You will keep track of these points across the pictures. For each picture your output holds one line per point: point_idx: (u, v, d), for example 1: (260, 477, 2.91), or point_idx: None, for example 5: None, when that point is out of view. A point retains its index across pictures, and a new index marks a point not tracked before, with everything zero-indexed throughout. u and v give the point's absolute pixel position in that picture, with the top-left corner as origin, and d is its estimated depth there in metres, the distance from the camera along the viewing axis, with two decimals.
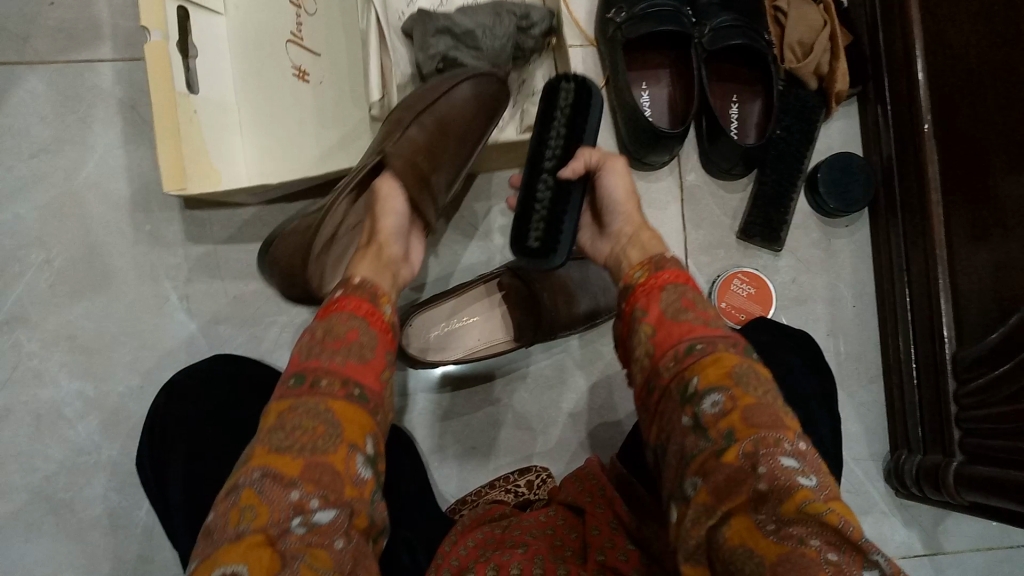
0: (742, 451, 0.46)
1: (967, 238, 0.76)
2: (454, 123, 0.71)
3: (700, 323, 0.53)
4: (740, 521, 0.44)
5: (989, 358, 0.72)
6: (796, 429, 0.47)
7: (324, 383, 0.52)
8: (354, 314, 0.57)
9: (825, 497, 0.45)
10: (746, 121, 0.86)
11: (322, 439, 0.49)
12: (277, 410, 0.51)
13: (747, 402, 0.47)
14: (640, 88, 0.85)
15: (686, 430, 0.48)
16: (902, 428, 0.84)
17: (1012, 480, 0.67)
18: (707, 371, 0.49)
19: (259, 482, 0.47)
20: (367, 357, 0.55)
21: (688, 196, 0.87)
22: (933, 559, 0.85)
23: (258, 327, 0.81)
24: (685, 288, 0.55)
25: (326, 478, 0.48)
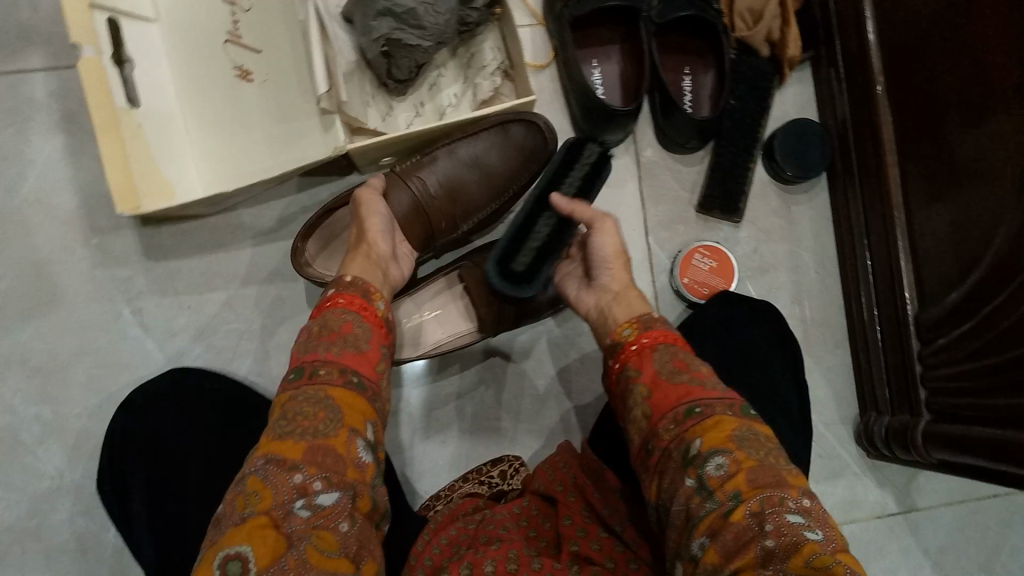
0: (749, 510, 0.46)
1: (925, 196, 0.75)
2: (487, 163, 0.79)
3: (696, 383, 0.54)
4: None
5: (953, 317, 0.72)
6: (800, 487, 0.48)
7: (323, 371, 0.52)
8: (347, 308, 0.57)
9: (833, 550, 0.45)
10: (699, 95, 0.85)
11: (324, 423, 0.50)
12: (280, 399, 0.52)
13: (750, 463, 0.48)
14: (590, 67, 0.83)
15: (690, 492, 0.49)
16: (870, 391, 0.85)
17: (978, 437, 0.68)
18: (708, 433, 0.50)
19: (263, 468, 0.47)
20: (362, 348, 0.55)
21: (646, 173, 0.87)
22: (907, 516, 0.87)
23: (217, 337, 0.79)
24: (676, 348, 0.57)
25: (329, 460, 0.48)
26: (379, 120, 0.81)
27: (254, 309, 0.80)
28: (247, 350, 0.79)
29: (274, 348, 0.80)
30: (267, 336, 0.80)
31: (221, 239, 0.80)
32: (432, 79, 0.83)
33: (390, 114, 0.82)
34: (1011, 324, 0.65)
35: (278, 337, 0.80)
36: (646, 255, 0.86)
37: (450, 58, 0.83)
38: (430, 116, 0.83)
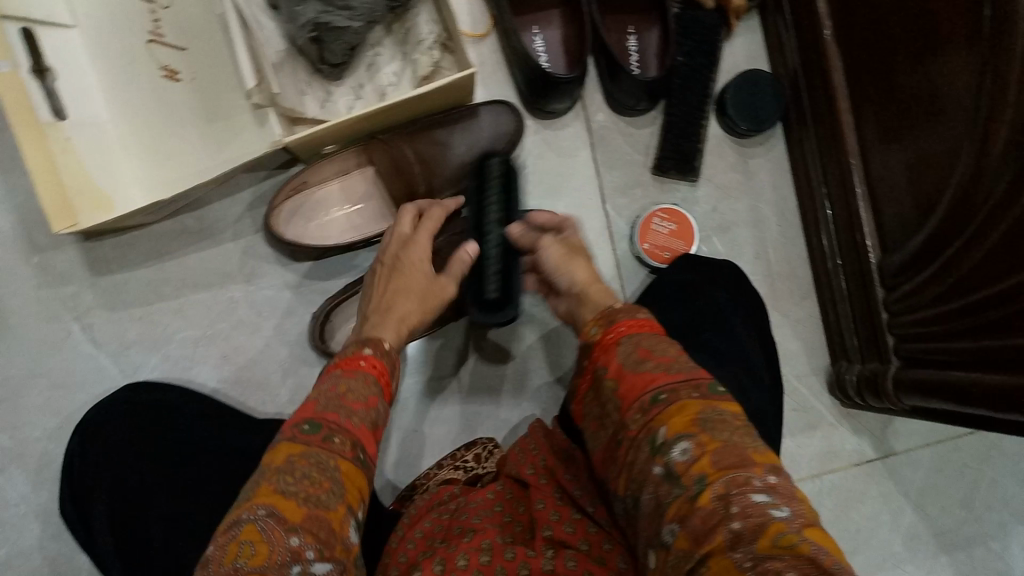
0: (714, 493, 0.46)
1: (883, 137, 0.73)
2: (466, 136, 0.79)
3: (661, 369, 0.54)
4: (718, 561, 0.43)
5: (916, 263, 0.71)
6: (766, 464, 0.48)
7: (338, 439, 0.51)
8: (367, 374, 0.57)
9: (799, 528, 0.44)
10: (646, 53, 0.82)
11: (327, 492, 0.48)
12: (286, 450, 0.50)
13: (714, 445, 0.48)
14: (531, 33, 0.81)
15: (659, 479, 0.49)
16: (839, 341, 0.84)
17: (952, 381, 0.67)
18: (673, 420, 0.51)
19: (263, 521, 0.45)
20: (376, 426, 0.56)
21: (598, 139, 0.85)
22: (885, 461, 0.87)
23: (171, 347, 0.78)
24: (639, 338, 0.57)
25: (325, 532, 0.46)
26: (318, 107, 0.78)
27: (208, 315, 0.78)
28: (204, 357, 0.78)
29: (231, 353, 0.78)
30: (223, 341, 0.78)
31: (168, 245, 0.78)
32: (368, 59, 0.80)
33: (330, 99, 0.79)
34: (969, 268, 0.65)
35: (234, 340, 0.78)
36: (604, 223, 0.85)
37: (385, 35, 0.80)
38: (371, 96, 0.80)
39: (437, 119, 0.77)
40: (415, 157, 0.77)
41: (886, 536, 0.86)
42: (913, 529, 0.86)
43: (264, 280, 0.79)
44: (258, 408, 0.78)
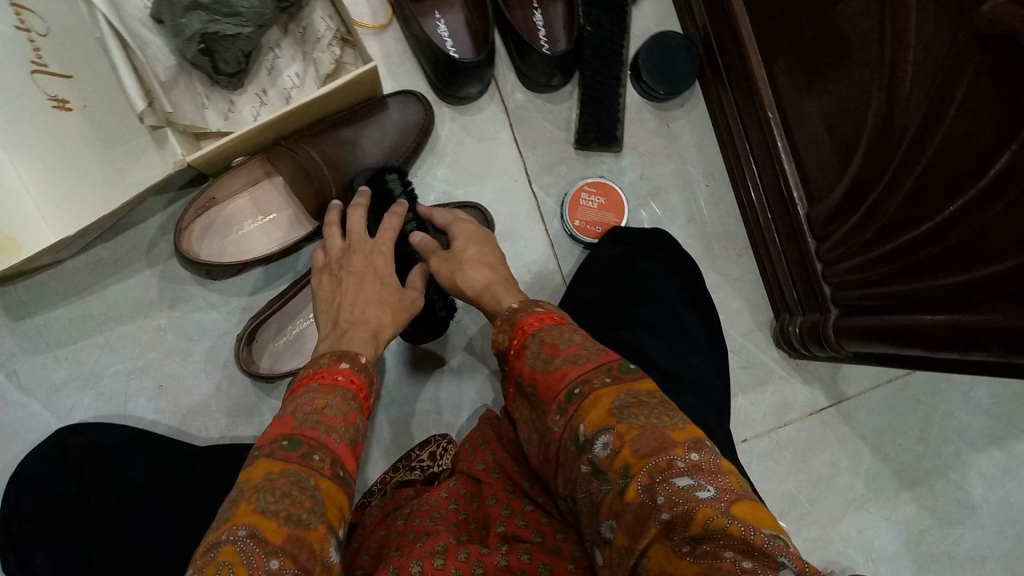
0: (640, 485, 0.45)
1: (799, 88, 0.72)
2: (373, 133, 0.77)
3: (570, 362, 0.53)
4: (657, 550, 0.44)
5: (840, 212, 0.71)
6: (687, 441, 0.47)
7: (318, 456, 0.48)
8: (342, 386, 0.55)
9: (726, 506, 0.43)
10: (552, 27, 0.80)
11: (309, 511, 0.45)
12: (263, 468, 0.47)
13: (633, 434, 0.47)
14: (433, 19, 0.79)
15: (588, 477, 0.48)
16: (778, 294, 0.84)
17: (892, 326, 0.66)
18: (590, 415, 0.49)
19: (243, 542, 0.42)
20: (357, 442, 0.52)
21: (516, 119, 0.83)
22: (839, 407, 0.87)
23: (102, 384, 0.75)
24: (543, 333, 0.56)
25: (305, 554, 0.43)
26: (222, 119, 0.76)
27: (136, 347, 0.76)
28: (138, 390, 0.76)
29: (166, 381, 0.76)
30: (156, 370, 0.76)
31: (87, 279, 0.76)
32: (269, 62, 0.77)
33: (234, 110, 0.77)
34: (892, 212, 0.65)
35: (168, 368, 0.77)
36: (533, 203, 0.83)
37: (282, 36, 0.77)
38: (277, 101, 0.78)
39: (342, 119, 0.76)
40: (320, 158, 0.73)
41: (847, 482, 0.87)
42: (872, 471, 0.87)
43: (189, 304, 0.77)
44: (198, 434, 0.76)
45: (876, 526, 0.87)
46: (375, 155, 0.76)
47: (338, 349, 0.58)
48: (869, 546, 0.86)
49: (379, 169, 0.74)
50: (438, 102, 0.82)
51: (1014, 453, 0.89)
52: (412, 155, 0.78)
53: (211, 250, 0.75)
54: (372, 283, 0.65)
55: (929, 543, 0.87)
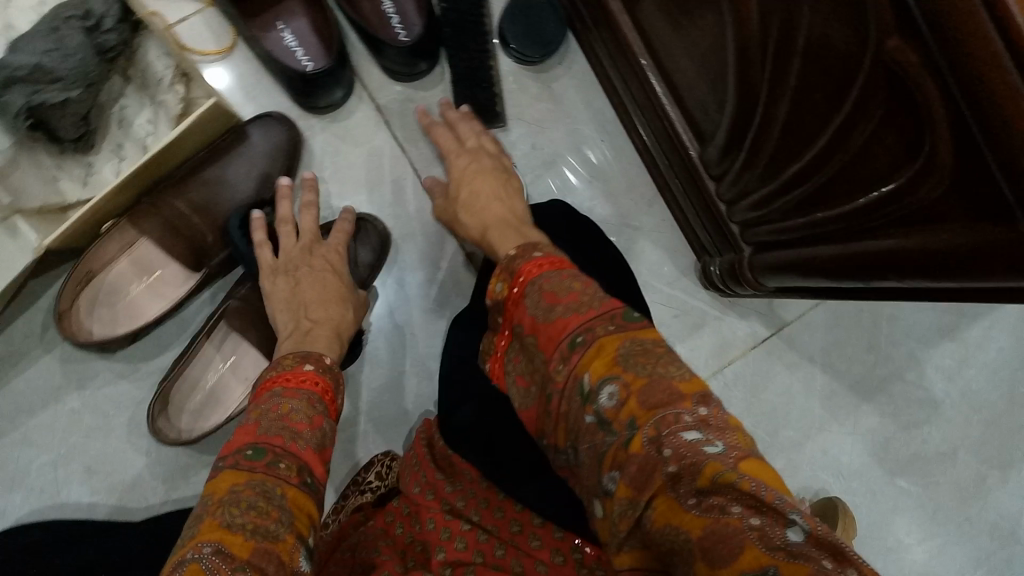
0: (646, 438, 0.40)
1: (665, 27, 0.68)
2: (239, 168, 0.74)
3: (572, 311, 0.48)
4: (662, 501, 0.39)
5: (729, 149, 0.68)
6: (696, 394, 0.42)
7: (283, 464, 0.46)
8: (308, 392, 0.54)
9: (736, 462, 0.38)
10: (405, 10, 0.74)
11: (276, 522, 0.42)
12: (226, 480, 0.44)
13: (640, 384, 0.42)
14: (277, 30, 0.73)
15: (594, 429, 0.43)
16: (694, 238, 0.81)
17: (807, 258, 0.64)
18: (594, 364, 0.44)
19: (208, 559, 0.39)
20: (323, 448, 0.50)
21: (391, 116, 0.79)
22: (781, 334, 0.85)
23: (29, 478, 0.74)
24: (542, 280, 0.51)
25: (273, 566, 0.40)
26: (81, 186, 0.72)
27: (55, 434, 0.75)
28: (67, 476, 0.75)
29: (94, 461, 0.75)
30: (81, 452, 0.75)
31: None
32: (117, 113, 0.73)
33: (92, 173, 0.73)
34: (772, 149, 0.62)
35: (93, 448, 0.75)
36: (427, 198, 0.80)
37: (125, 82, 0.73)
38: (135, 153, 0.73)
39: (203, 158, 0.73)
40: (188, 209, 0.71)
41: (803, 406, 0.85)
42: (826, 390, 0.86)
43: (97, 380, 0.76)
44: (138, 507, 0.76)
45: (839, 444, 0.86)
46: (247, 190, 0.74)
47: (300, 350, 0.59)
48: (837, 465, 0.85)
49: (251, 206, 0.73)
50: (304, 115, 0.78)
51: (968, 340, 0.88)
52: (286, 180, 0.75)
53: (102, 319, 0.73)
54: (332, 280, 0.67)
55: (897, 448, 0.86)
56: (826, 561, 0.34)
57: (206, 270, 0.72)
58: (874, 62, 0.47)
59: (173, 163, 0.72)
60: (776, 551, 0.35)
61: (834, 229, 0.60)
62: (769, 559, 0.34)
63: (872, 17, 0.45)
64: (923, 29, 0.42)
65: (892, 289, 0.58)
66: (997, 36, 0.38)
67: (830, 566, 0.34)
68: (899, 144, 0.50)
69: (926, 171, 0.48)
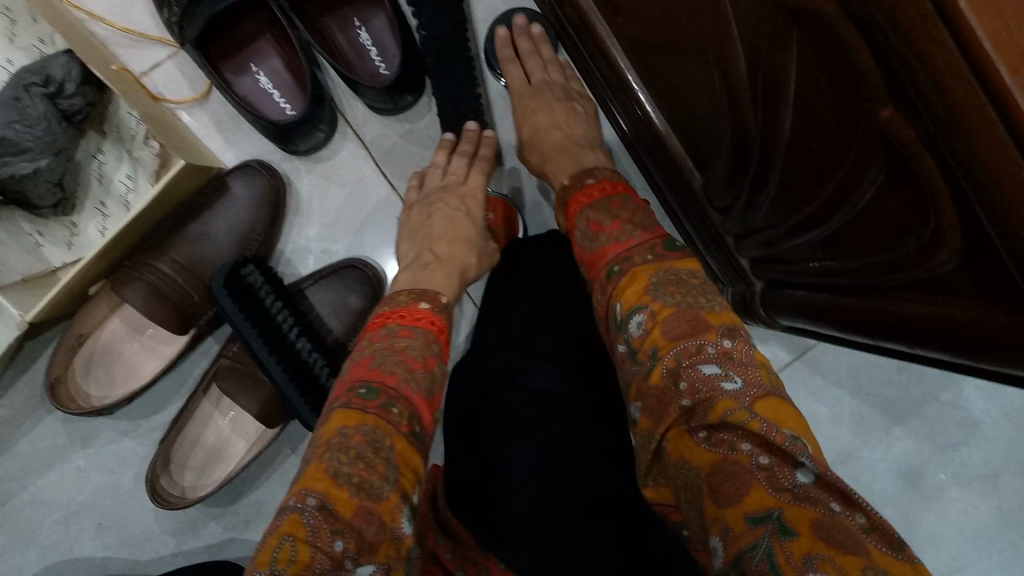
0: (664, 369, 0.46)
1: (650, 53, 0.63)
2: (219, 221, 0.73)
3: (613, 240, 0.56)
4: (676, 434, 0.45)
5: (731, 184, 0.62)
6: (721, 329, 0.47)
7: (394, 410, 0.47)
8: (429, 332, 0.54)
9: (751, 399, 0.43)
10: (382, 41, 0.73)
11: (382, 478, 0.43)
12: (340, 419, 0.45)
13: (666, 313, 0.48)
14: (252, 73, 0.73)
15: (625, 356, 0.51)
16: (704, 263, 0.76)
17: (818, 305, 0.58)
18: (627, 294, 0.52)
19: (310, 511, 0.41)
20: (430, 393, 0.51)
21: (380, 151, 0.76)
22: (804, 358, 0.82)
23: (43, 537, 0.75)
24: (590, 210, 0.60)
25: (375, 529, 0.42)
26: (66, 249, 0.71)
27: (63, 492, 0.75)
28: (78, 534, 0.75)
29: (103, 519, 0.75)
30: (90, 510, 0.75)
31: None
32: (95, 171, 0.72)
33: (76, 233, 0.72)
34: (774, 193, 0.57)
35: (101, 505, 0.75)
36: None
37: (100, 138, 0.71)
38: (118, 210, 0.72)
39: (185, 214, 0.73)
40: (172, 270, 0.70)
41: (830, 431, 0.82)
42: (855, 415, 0.82)
43: (100, 439, 0.75)
44: (151, 561, 0.75)
45: (870, 468, 0.81)
46: (230, 244, 0.73)
47: (416, 288, 0.58)
48: (868, 491, 0.81)
49: (233, 264, 0.68)
50: (289, 157, 0.75)
51: None
52: (270, 230, 0.73)
53: (99, 382, 0.72)
54: (463, 221, 0.66)
55: (933, 473, 0.81)
56: (833, 502, 0.39)
57: (194, 329, 0.71)
58: (867, 128, 0.41)
59: (151, 223, 0.70)
60: (779, 492, 0.40)
61: (842, 280, 0.54)
62: (774, 501, 0.40)
63: (864, 84, 0.39)
64: (915, 106, 0.36)
65: (902, 351, 0.52)
66: (998, 122, 0.29)
67: (836, 510, 0.39)
68: (902, 213, 0.44)
69: (934, 243, 0.42)
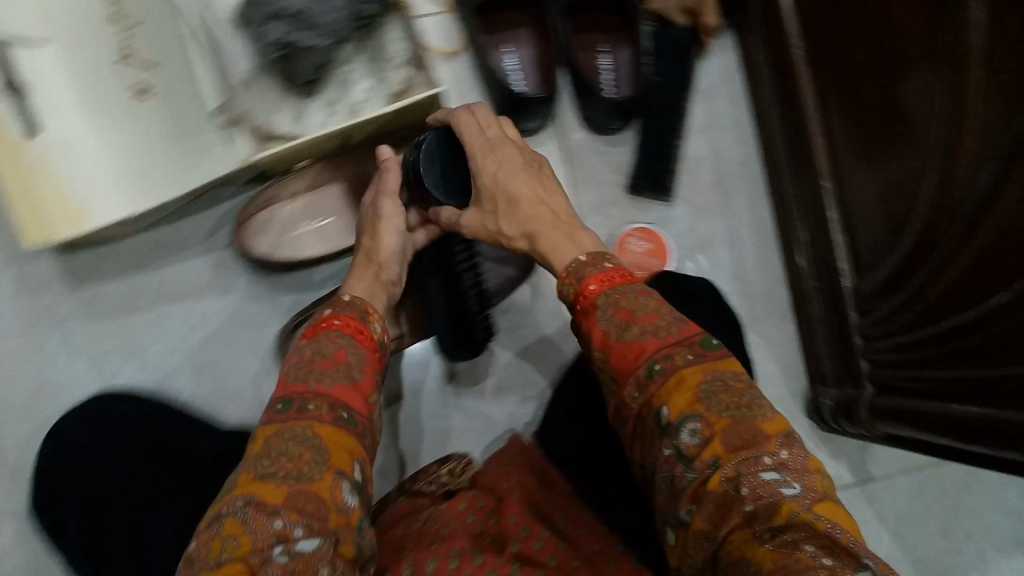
0: (725, 475, 0.47)
1: (855, 161, 0.73)
2: None
3: (650, 334, 0.54)
4: (739, 535, 0.46)
5: (889, 287, 0.71)
6: (777, 436, 0.49)
7: (311, 405, 0.53)
8: (342, 333, 0.60)
9: (811, 504, 0.46)
10: (619, 71, 0.79)
11: (309, 464, 0.49)
12: (264, 436, 0.52)
13: (723, 424, 0.49)
14: (501, 52, 0.78)
15: (672, 461, 0.50)
16: (817, 364, 0.82)
17: (927, 411, 0.65)
18: (674, 398, 0.51)
19: (242, 510, 0.46)
20: (353, 378, 0.57)
21: (574, 157, 0.84)
22: (863, 488, 0.85)
23: (146, 357, 0.79)
24: (618, 296, 0.57)
25: (312, 503, 0.47)
26: (290, 122, 0.77)
27: (182, 327, 0.79)
28: (178, 369, 0.79)
29: (204, 363, 0.80)
30: (198, 351, 0.80)
31: (143, 257, 0.79)
32: (342, 75, 0.79)
33: (302, 115, 0.78)
34: (936, 297, 0.65)
35: (208, 351, 0.80)
36: None
37: (358, 52, 0.79)
38: (343, 113, 0.79)
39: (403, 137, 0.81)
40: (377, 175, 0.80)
41: None
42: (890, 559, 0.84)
43: (238, 294, 0.80)
44: (230, 415, 0.80)
45: None
46: None
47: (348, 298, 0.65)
48: None
49: None
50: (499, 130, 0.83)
51: None
52: None
53: (266, 243, 0.77)
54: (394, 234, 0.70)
55: None
56: None
57: None
58: None
59: (370, 132, 0.78)
60: None
61: (961, 387, 0.62)
62: None
63: None
64: None
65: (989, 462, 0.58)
66: None
67: None
68: None
69: None
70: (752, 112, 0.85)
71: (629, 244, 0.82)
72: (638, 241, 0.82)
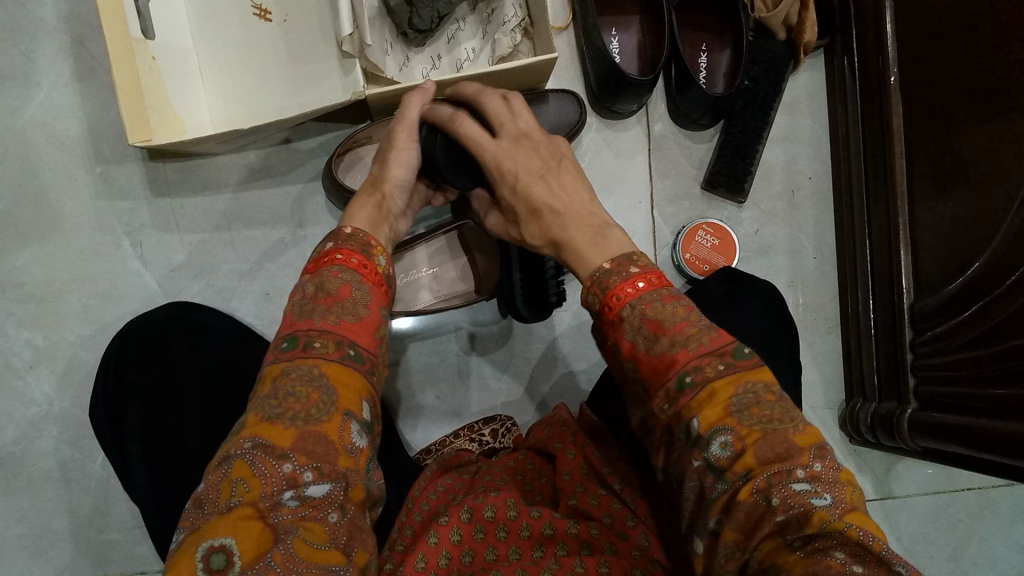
0: (756, 488, 0.43)
1: (930, 187, 0.76)
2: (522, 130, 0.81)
3: (679, 345, 0.48)
4: (767, 543, 0.42)
5: (948, 307, 0.74)
6: (810, 448, 0.45)
7: (318, 343, 0.46)
8: (347, 267, 0.50)
9: (842, 514, 0.42)
10: (714, 71, 0.85)
11: (317, 406, 0.44)
12: (270, 377, 0.45)
13: (756, 437, 0.44)
14: (609, 35, 0.82)
15: (702, 472, 0.46)
16: (857, 378, 0.87)
17: (979, 428, 0.67)
18: (706, 412, 0.46)
19: (249, 453, 0.42)
20: (361, 314, 0.49)
21: (656, 146, 0.87)
22: (883, 503, 0.88)
23: (215, 276, 0.79)
24: (644, 304, 0.50)
25: (320, 447, 0.43)
26: (397, 70, 0.80)
27: (255, 252, 0.80)
28: (246, 292, 0.80)
29: (272, 291, 0.80)
30: (267, 278, 0.80)
31: (228, 176, 0.80)
32: (451, 32, 0.82)
33: (408, 64, 0.80)
34: (999, 321, 0.67)
35: (277, 279, 0.80)
36: (649, 228, 0.87)
37: (470, 12, 0.82)
38: (447, 68, 0.82)
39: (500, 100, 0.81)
40: None
41: None
42: None
43: (315, 228, 0.81)
44: None
45: None
46: None
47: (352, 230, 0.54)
48: None
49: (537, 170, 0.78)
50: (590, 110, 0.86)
51: None
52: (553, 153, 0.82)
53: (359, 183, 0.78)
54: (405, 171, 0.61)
55: None
56: None
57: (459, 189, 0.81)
58: None
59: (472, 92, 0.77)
60: None
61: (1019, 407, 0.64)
62: None
63: None
64: None
65: None
66: None
67: None
68: None
69: None
70: (833, 130, 0.89)
71: (697, 236, 0.85)
72: (705, 234, 0.85)
